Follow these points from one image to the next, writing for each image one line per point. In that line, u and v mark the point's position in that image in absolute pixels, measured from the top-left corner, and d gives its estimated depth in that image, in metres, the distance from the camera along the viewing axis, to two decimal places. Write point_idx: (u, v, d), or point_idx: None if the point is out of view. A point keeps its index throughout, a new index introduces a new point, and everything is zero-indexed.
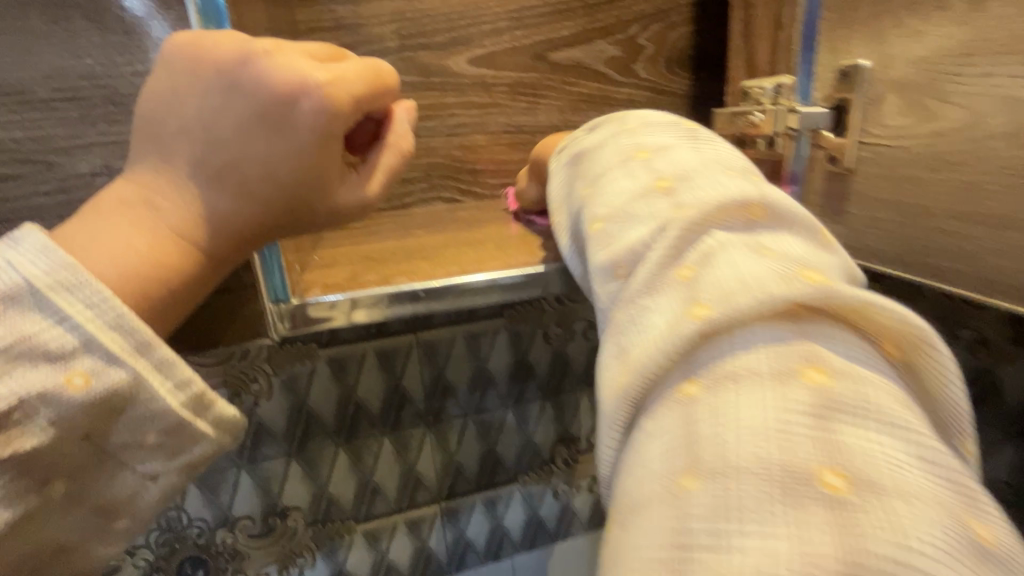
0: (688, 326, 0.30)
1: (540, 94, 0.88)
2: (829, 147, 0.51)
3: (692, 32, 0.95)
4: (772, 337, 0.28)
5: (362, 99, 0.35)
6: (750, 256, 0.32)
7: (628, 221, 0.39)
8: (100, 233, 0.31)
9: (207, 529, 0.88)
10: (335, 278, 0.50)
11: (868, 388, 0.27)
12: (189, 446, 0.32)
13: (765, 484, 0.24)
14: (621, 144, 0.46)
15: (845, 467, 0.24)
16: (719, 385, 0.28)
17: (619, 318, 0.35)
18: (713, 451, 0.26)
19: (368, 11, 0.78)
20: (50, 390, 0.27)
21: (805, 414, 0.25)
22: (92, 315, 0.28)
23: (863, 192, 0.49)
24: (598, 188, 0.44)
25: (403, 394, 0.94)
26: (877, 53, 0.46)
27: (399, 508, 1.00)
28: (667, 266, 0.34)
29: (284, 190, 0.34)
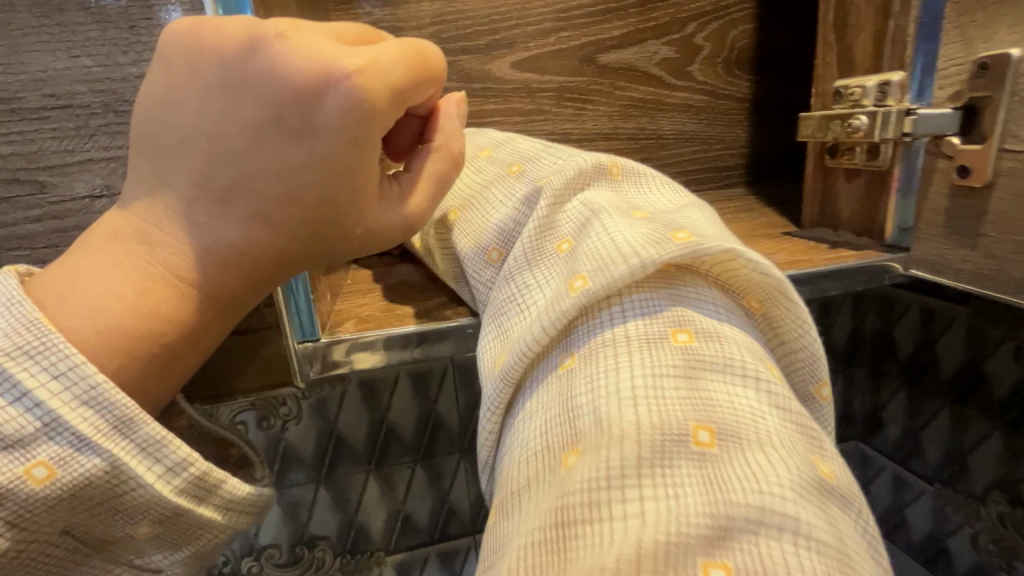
0: (566, 301, 0.28)
1: (587, 100, 0.81)
2: (957, 156, 0.43)
3: (754, 29, 0.86)
4: (649, 306, 0.27)
5: (402, 90, 0.27)
6: (621, 220, 0.31)
7: (490, 207, 0.39)
8: (86, 281, 0.28)
9: (232, 556, 0.84)
10: (370, 308, 0.44)
11: (727, 348, 0.26)
12: (194, 532, 0.30)
13: (642, 445, 0.22)
14: (468, 146, 0.46)
15: (710, 422, 0.23)
16: (594, 352, 0.26)
17: (502, 302, 0.33)
18: (590, 421, 0.24)
19: (406, 14, 0.73)
20: (11, 485, 0.25)
21: (671, 373, 0.24)
22: (59, 390, 0.25)
23: (1004, 210, 0.40)
24: (449, 191, 0.44)
25: (437, 420, 0.88)
26: None
27: (432, 539, 0.93)
28: (547, 245, 0.33)
29: (304, 210, 0.28)
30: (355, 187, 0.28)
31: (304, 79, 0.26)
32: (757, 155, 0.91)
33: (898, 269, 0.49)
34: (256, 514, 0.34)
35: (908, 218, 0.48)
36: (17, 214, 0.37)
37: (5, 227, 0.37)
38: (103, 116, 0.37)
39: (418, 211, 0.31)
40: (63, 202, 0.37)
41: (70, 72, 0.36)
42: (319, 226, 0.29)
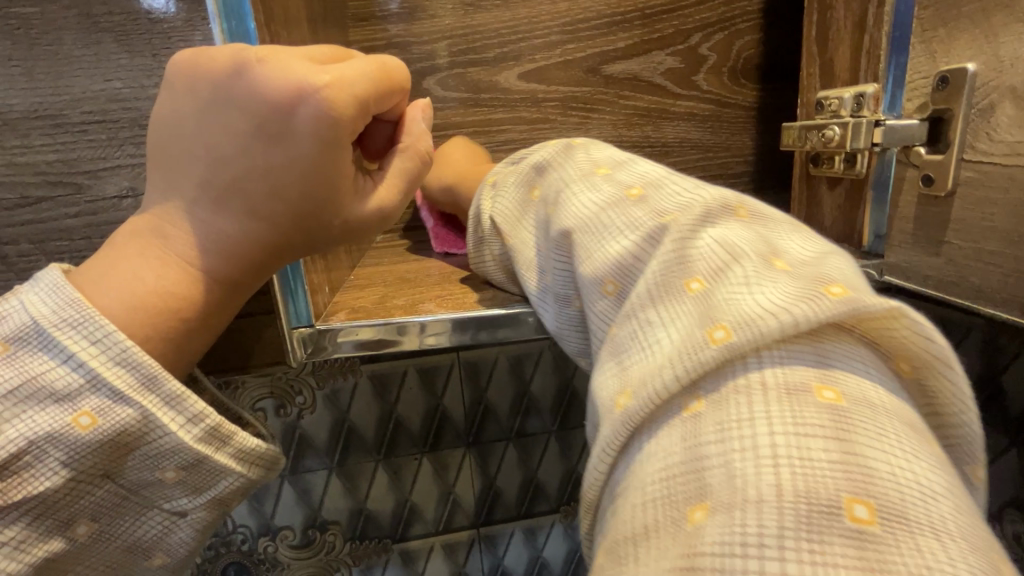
0: (704, 353, 0.23)
1: (592, 109, 0.84)
2: (924, 166, 0.44)
3: (760, 39, 0.87)
4: (791, 361, 0.23)
5: (368, 98, 0.32)
6: (761, 264, 0.26)
7: (604, 232, 0.33)
8: (114, 267, 0.32)
9: (250, 535, 0.90)
10: (364, 301, 0.48)
11: (886, 416, 0.22)
12: (215, 478, 0.34)
13: (787, 514, 0.18)
14: (577, 158, 0.41)
15: (873, 497, 0.19)
16: (727, 403, 0.22)
17: (616, 342, 0.28)
18: (721, 477, 0.20)
19: (420, 29, 0.78)
20: (62, 430, 0.29)
21: (824, 440, 0.20)
22: (96, 351, 0.30)
23: (965, 218, 0.42)
24: (552, 208, 0.39)
25: (443, 414, 0.92)
26: (985, 54, 0.39)
27: (437, 530, 0.97)
28: (674, 277, 0.28)
29: (291, 205, 0.33)
30: (333, 185, 0.33)
31: (281, 96, 0.31)
32: (762, 163, 0.92)
33: (874, 275, 0.49)
34: (270, 471, 0.38)
35: (881, 226, 0.49)
36: (58, 210, 0.42)
37: (47, 222, 0.42)
38: (131, 130, 0.41)
39: (392, 205, 0.37)
40: (97, 202, 0.42)
41: (105, 92, 0.39)
42: (304, 217, 0.34)
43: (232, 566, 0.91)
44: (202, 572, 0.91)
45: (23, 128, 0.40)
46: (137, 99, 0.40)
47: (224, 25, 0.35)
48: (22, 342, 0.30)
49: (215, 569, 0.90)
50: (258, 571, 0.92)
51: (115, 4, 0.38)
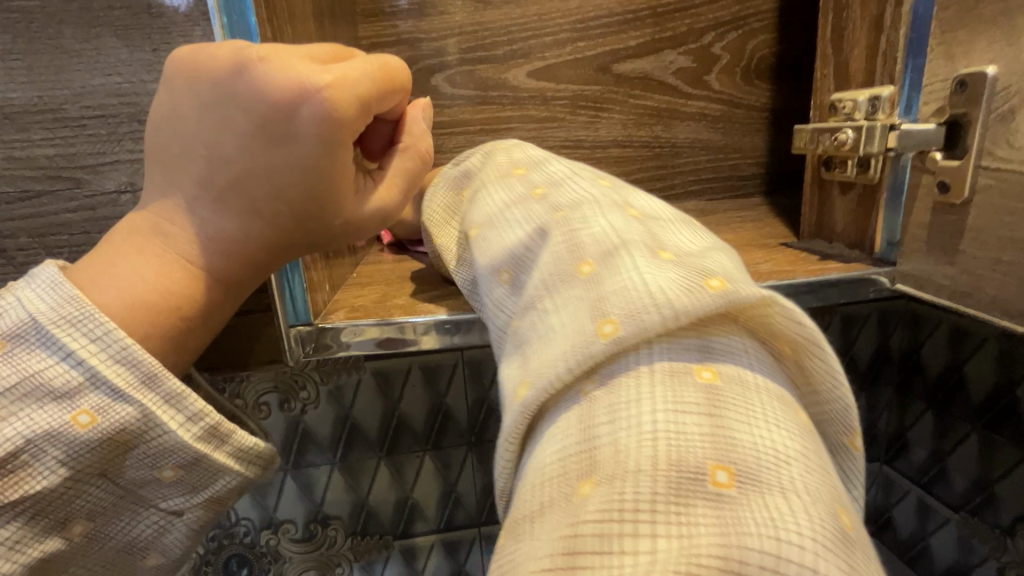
0: (596, 345, 0.25)
1: (601, 108, 0.83)
2: (938, 172, 0.43)
3: (775, 39, 0.86)
4: (676, 351, 0.24)
5: (369, 99, 0.32)
6: (646, 257, 0.28)
7: (507, 227, 0.36)
8: (114, 265, 0.32)
9: (253, 528, 0.91)
10: (364, 300, 0.48)
11: (758, 394, 0.23)
12: (212, 476, 0.34)
13: (657, 483, 0.20)
14: (497, 161, 0.44)
15: (735, 462, 0.20)
16: (620, 386, 0.23)
17: (520, 332, 0.29)
18: (606, 454, 0.22)
19: (429, 25, 0.77)
20: (62, 428, 0.29)
21: (695, 413, 0.22)
22: (96, 350, 0.30)
23: (982, 227, 0.40)
24: (471, 205, 0.42)
25: (446, 412, 0.92)
26: (1007, 58, 0.37)
27: (439, 527, 0.97)
28: (567, 266, 0.30)
29: (291, 204, 0.33)
30: (333, 185, 0.33)
31: (282, 96, 0.30)
32: (775, 165, 0.90)
33: (885, 283, 0.48)
34: (266, 470, 0.38)
35: (893, 233, 0.48)
36: (56, 205, 0.41)
37: (46, 216, 0.41)
38: (130, 125, 0.40)
39: (393, 205, 0.36)
40: (96, 198, 0.41)
41: (105, 88, 0.38)
42: (303, 217, 0.33)
43: (235, 558, 0.92)
44: (205, 564, 0.92)
45: (23, 122, 0.39)
46: (139, 92, 0.39)
47: (223, 19, 0.35)
48: (19, 340, 0.30)
49: (218, 561, 0.91)
50: (260, 563, 0.93)
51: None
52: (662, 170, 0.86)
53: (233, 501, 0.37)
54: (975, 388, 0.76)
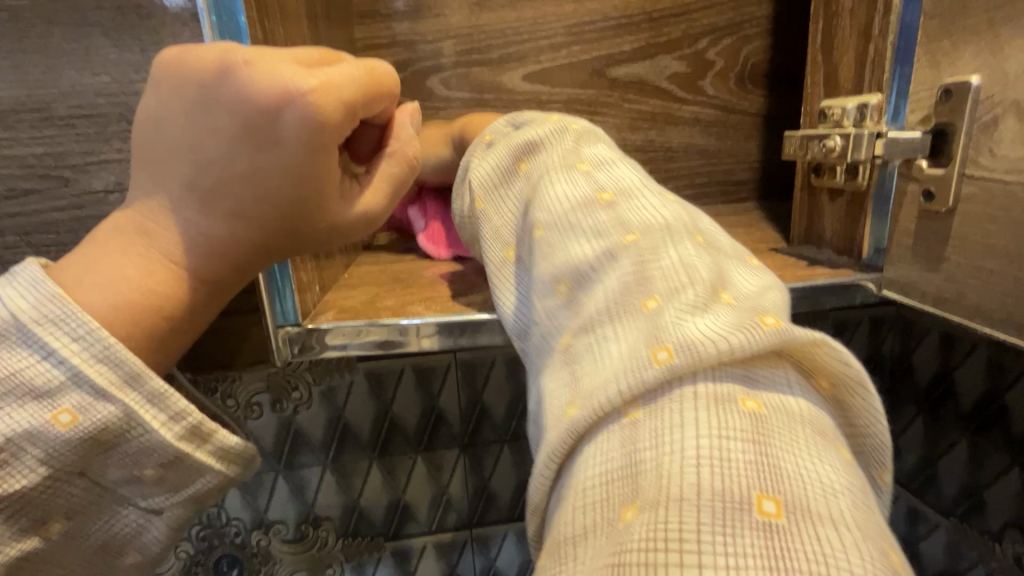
0: (648, 371, 0.25)
1: (596, 112, 0.83)
2: (924, 180, 0.43)
3: (769, 45, 0.86)
4: (726, 381, 0.24)
5: (355, 104, 0.32)
6: (707, 291, 0.28)
7: (569, 232, 0.35)
8: (98, 264, 0.32)
9: (243, 528, 0.91)
10: (354, 301, 0.48)
11: (803, 427, 0.23)
12: (194, 476, 0.34)
13: (704, 508, 0.20)
14: (564, 148, 0.42)
15: (780, 492, 0.20)
16: (666, 411, 0.24)
17: (571, 352, 0.29)
18: (652, 479, 0.22)
19: (424, 28, 0.78)
20: (42, 427, 0.29)
21: (741, 442, 0.22)
22: (78, 349, 0.30)
23: (965, 235, 0.41)
24: (532, 189, 0.41)
25: (439, 414, 0.92)
26: (990, 68, 0.38)
27: (430, 529, 0.97)
28: (623, 290, 0.30)
29: (277, 208, 0.33)
30: (318, 188, 0.33)
31: (267, 98, 0.30)
32: (769, 171, 0.91)
33: (873, 289, 0.49)
34: (247, 471, 0.38)
35: (881, 239, 0.48)
36: (44, 204, 0.40)
37: (32, 214, 0.40)
38: (119, 124, 0.39)
39: (378, 208, 0.36)
40: (84, 195, 0.40)
41: (93, 88, 0.38)
42: (291, 221, 0.34)
43: (225, 558, 0.91)
44: (195, 564, 0.91)
45: (12, 120, 0.38)
46: (128, 94, 0.38)
47: (213, 18, 0.35)
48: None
49: (208, 561, 0.91)
50: (251, 564, 0.93)
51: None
52: (656, 174, 0.87)
53: (215, 501, 0.37)
54: (965, 395, 0.76)
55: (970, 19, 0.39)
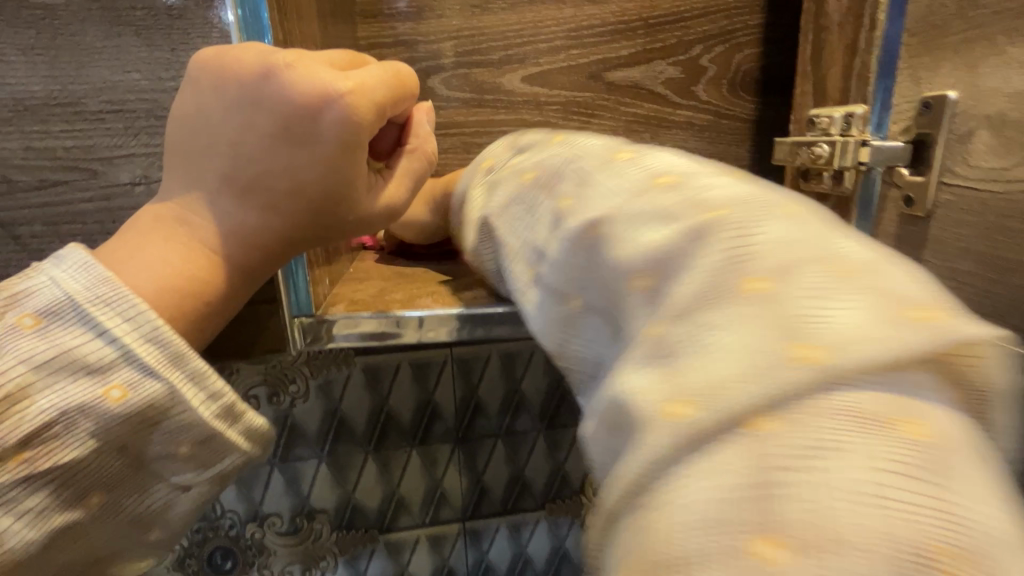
0: (790, 372, 0.21)
1: (593, 114, 0.86)
2: (905, 187, 0.46)
3: (760, 53, 0.89)
4: (882, 394, 0.20)
5: (385, 105, 0.34)
6: (837, 271, 0.23)
7: (632, 219, 0.30)
8: (140, 249, 0.34)
9: (238, 520, 0.92)
10: (362, 294, 0.50)
11: (976, 450, 0.19)
12: (222, 454, 0.35)
13: (869, 553, 0.17)
14: (594, 143, 0.38)
15: (963, 539, 0.17)
16: (813, 427, 0.19)
17: (662, 343, 0.24)
18: (797, 510, 0.18)
19: (426, 28, 0.79)
20: (93, 402, 0.30)
21: (914, 473, 0.18)
22: (129, 328, 0.31)
23: (942, 239, 0.44)
24: (563, 194, 0.36)
25: (434, 408, 0.93)
26: (966, 84, 0.40)
27: (424, 522, 0.99)
28: (725, 272, 0.25)
29: (308, 202, 0.34)
30: (348, 184, 0.35)
31: (306, 101, 0.32)
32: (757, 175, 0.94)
33: None
34: (264, 452, 0.39)
35: None
36: (72, 195, 0.41)
37: (61, 204, 0.41)
38: (148, 120, 0.39)
39: (401, 206, 0.39)
40: (110, 187, 0.41)
41: (124, 84, 0.38)
42: (320, 214, 0.35)
43: (219, 550, 0.92)
44: (188, 556, 0.92)
45: (43, 114, 0.39)
46: (157, 91, 0.39)
47: (240, 14, 0.36)
48: (54, 316, 0.31)
49: (202, 553, 0.91)
50: (245, 556, 0.94)
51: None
52: None
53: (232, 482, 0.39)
54: None
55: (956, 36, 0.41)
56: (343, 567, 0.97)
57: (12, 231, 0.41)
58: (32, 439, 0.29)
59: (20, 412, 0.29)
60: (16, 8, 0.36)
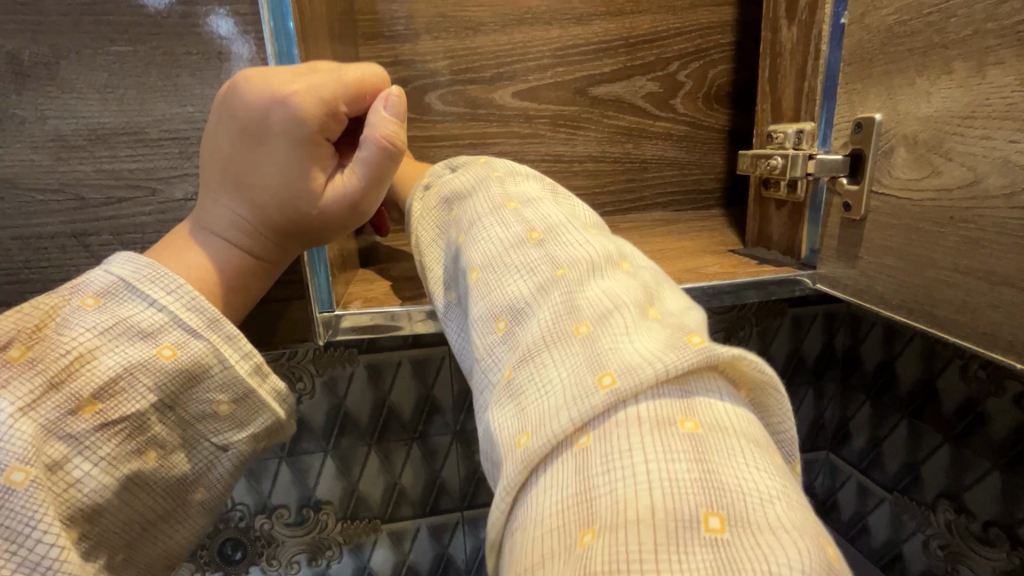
0: (592, 397, 0.26)
1: (579, 126, 0.93)
2: (845, 195, 0.53)
3: (732, 69, 0.97)
4: (659, 403, 0.26)
5: (332, 99, 0.41)
6: (633, 318, 0.30)
7: (509, 271, 0.35)
8: (176, 245, 0.42)
9: (248, 513, 0.97)
10: (374, 293, 0.57)
11: (736, 440, 0.25)
12: (256, 411, 0.43)
13: (652, 528, 0.22)
14: (489, 190, 0.42)
15: (721, 505, 0.22)
16: (612, 430, 0.25)
17: (517, 380, 0.30)
18: (607, 502, 0.23)
19: (423, 49, 0.85)
20: (148, 359, 0.37)
21: (684, 461, 0.23)
22: (174, 298, 0.39)
23: (874, 239, 0.50)
24: (470, 228, 0.40)
25: (433, 403, 0.99)
26: (887, 109, 0.48)
27: (424, 511, 1.05)
28: (563, 322, 0.30)
29: (280, 189, 0.42)
30: (307, 171, 0.42)
31: (263, 104, 0.40)
32: (732, 181, 1.01)
33: (809, 283, 0.58)
34: (288, 422, 0.46)
35: (814, 242, 0.58)
36: (133, 209, 0.46)
37: (122, 216, 0.46)
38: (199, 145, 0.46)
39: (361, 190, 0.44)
40: (167, 203, 0.47)
41: (180, 115, 0.45)
42: (291, 199, 0.43)
43: (230, 541, 0.97)
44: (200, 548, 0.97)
45: (112, 141, 0.45)
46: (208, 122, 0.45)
47: (273, 25, 0.43)
48: (112, 295, 0.38)
49: (213, 544, 0.96)
50: (254, 547, 0.98)
51: (192, 44, 0.44)
52: (632, 183, 0.96)
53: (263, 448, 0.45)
54: (905, 380, 0.89)
55: (893, 66, 0.47)
56: (348, 556, 1.02)
57: (85, 240, 0.46)
58: (101, 394, 0.36)
59: (90, 371, 0.36)
60: (91, 54, 0.43)
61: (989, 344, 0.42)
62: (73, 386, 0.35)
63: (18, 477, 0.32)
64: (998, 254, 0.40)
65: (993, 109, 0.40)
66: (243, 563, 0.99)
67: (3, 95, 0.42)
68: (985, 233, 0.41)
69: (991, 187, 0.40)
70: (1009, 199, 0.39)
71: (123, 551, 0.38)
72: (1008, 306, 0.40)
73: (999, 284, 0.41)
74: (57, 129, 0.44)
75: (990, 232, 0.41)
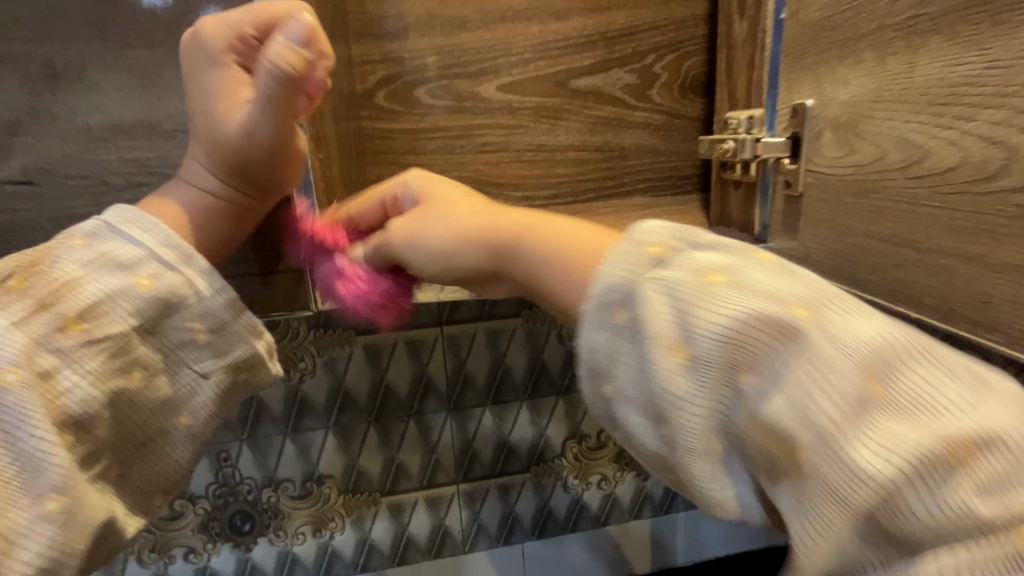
0: None
1: (560, 117, 0.98)
2: (785, 173, 0.58)
3: (705, 61, 1.02)
4: None
5: (241, 26, 0.47)
6: None
7: (995, 468, 0.27)
8: (159, 195, 0.50)
9: (255, 486, 1.04)
10: None
11: None
12: (232, 344, 0.49)
13: None
14: (862, 317, 0.32)
15: None
16: None
17: None
18: None
19: (412, 45, 0.91)
20: (127, 286, 0.44)
21: None
22: (149, 237, 0.45)
23: (810, 213, 0.56)
24: (856, 348, 0.30)
25: (427, 381, 1.06)
26: (817, 95, 0.54)
27: (421, 485, 1.11)
28: None
29: (212, 117, 0.47)
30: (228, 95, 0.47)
31: (194, 40, 0.47)
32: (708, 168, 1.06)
33: None
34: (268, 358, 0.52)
35: (765, 218, 0.62)
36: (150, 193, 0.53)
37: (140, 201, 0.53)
38: None
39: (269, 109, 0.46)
40: None
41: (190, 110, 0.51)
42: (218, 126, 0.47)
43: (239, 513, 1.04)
44: (212, 519, 1.04)
45: (132, 134, 0.51)
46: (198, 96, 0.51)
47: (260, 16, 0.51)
48: (95, 236, 0.45)
49: (223, 516, 1.03)
50: (262, 519, 1.05)
51: None
52: (611, 170, 1.02)
53: (243, 382, 0.51)
54: None
55: (822, 57, 0.53)
56: (350, 528, 1.09)
57: None
58: (88, 316, 0.42)
59: (77, 296, 0.42)
60: (112, 57, 0.49)
61: (896, 300, 0.49)
62: (63, 308, 0.42)
63: (10, 377, 0.39)
64: (901, 220, 0.48)
65: (891, 94, 0.47)
66: (251, 534, 1.06)
67: (37, 95, 0.49)
68: (893, 203, 0.48)
69: (894, 162, 0.47)
70: (907, 171, 0.47)
71: (117, 465, 0.45)
72: (908, 265, 0.48)
73: (901, 246, 0.48)
74: (83, 124, 0.50)
75: (895, 203, 0.48)
